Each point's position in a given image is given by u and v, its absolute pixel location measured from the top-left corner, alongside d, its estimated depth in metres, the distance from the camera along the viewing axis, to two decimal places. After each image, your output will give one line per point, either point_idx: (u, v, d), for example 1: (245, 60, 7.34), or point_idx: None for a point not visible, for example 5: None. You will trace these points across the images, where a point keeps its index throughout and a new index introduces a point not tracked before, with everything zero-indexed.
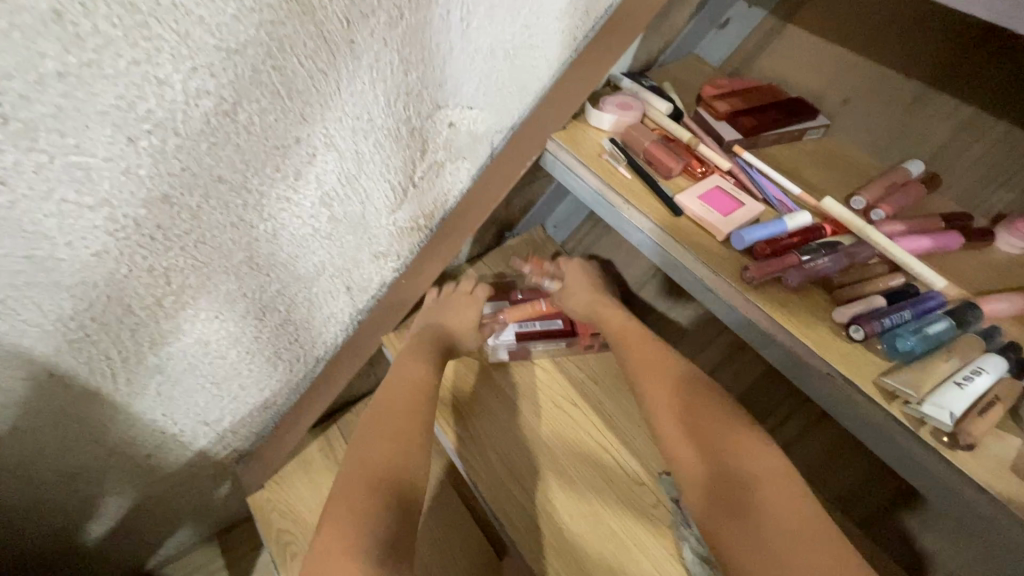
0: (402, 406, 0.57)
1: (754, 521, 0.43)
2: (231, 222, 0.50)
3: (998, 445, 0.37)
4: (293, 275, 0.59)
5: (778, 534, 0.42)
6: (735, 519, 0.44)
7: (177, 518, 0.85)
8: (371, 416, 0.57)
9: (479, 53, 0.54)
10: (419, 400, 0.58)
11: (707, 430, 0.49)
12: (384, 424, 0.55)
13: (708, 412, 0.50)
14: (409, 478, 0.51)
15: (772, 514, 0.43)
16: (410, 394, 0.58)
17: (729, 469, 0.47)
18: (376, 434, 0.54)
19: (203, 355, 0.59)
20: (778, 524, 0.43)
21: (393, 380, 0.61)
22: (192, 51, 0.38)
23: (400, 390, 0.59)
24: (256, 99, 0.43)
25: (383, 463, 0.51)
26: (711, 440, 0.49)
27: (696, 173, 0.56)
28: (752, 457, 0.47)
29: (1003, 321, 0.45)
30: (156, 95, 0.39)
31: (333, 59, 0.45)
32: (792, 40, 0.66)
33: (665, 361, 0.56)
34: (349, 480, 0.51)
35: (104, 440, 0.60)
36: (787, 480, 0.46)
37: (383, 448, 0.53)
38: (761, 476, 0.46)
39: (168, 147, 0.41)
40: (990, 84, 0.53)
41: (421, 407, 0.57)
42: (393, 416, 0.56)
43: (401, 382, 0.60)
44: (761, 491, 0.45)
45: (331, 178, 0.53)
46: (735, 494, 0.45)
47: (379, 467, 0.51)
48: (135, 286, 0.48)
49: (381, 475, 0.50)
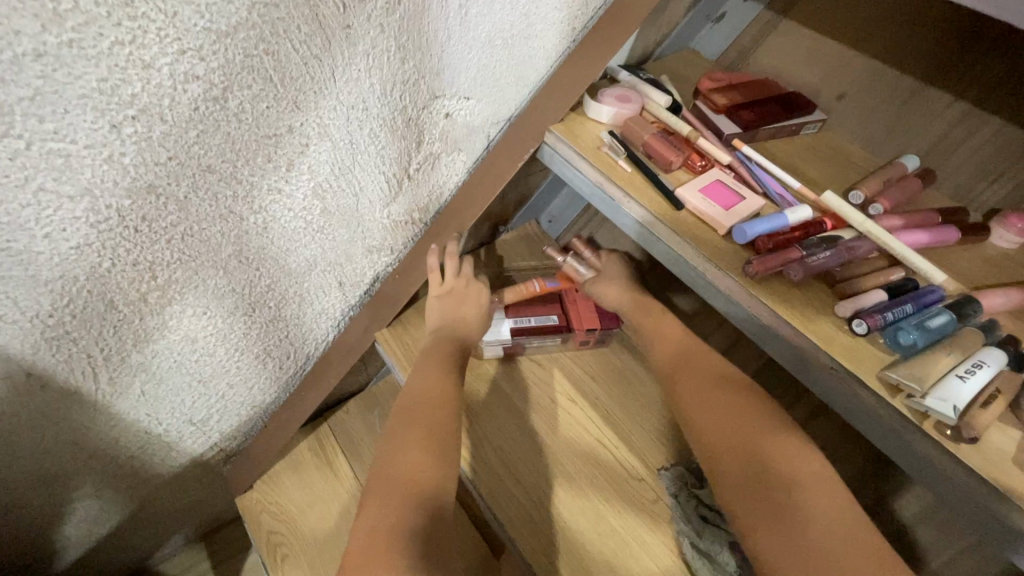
0: (423, 410, 0.56)
1: (795, 520, 0.43)
2: (220, 213, 0.48)
3: (999, 439, 0.38)
4: (283, 270, 0.57)
5: (819, 534, 0.42)
6: (775, 517, 0.43)
7: (162, 521, 0.82)
8: (393, 429, 0.55)
9: (476, 42, 0.52)
10: (437, 408, 0.56)
11: (742, 428, 0.48)
12: (408, 428, 0.54)
13: (741, 411, 0.50)
14: (436, 486, 0.51)
15: (813, 513, 0.43)
16: (433, 397, 0.57)
17: (771, 470, 0.46)
18: (400, 439, 0.53)
19: (189, 352, 0.57)
20: (819, 524, 0.42)
21: (413, 382, 0.60)
22: (180, 33, 0.36)
23: (423, 394, 0.58)
24: (247, 85, 0.41)
25: (409, 470, 0.51)
26: (747, 438, 0.48)
27: (696, 166, 0.55)
28: (789, 455, 0.46)
29: (999, 315, 0.45)
30: (142, 80, 0.37)
31: (328, 45, 0.43)
32: (787, 34, 0.67)
33: (697, 361, 0.56)
34: (378, 490, 0.50)
35: (84, 442, 0.58)
36: (825, 480, 0.45)
37: (409, 455, 0.52)
38: (799, 474, 0.45)
39: (155, 134, 0.40)
40: (984, 80, 0.53)
41: (435, 413, 0.56)
42: (415, 419, 0.55)
43: (422, 385, 0.59)
44: (800, 490, 0.44)
45: (324, 168, 0.51)
46: (774, 492, 0.44)
47: (405, 484, 0.50)
48: (118, 280, 0.46)
49: (409, 483, 0.50)
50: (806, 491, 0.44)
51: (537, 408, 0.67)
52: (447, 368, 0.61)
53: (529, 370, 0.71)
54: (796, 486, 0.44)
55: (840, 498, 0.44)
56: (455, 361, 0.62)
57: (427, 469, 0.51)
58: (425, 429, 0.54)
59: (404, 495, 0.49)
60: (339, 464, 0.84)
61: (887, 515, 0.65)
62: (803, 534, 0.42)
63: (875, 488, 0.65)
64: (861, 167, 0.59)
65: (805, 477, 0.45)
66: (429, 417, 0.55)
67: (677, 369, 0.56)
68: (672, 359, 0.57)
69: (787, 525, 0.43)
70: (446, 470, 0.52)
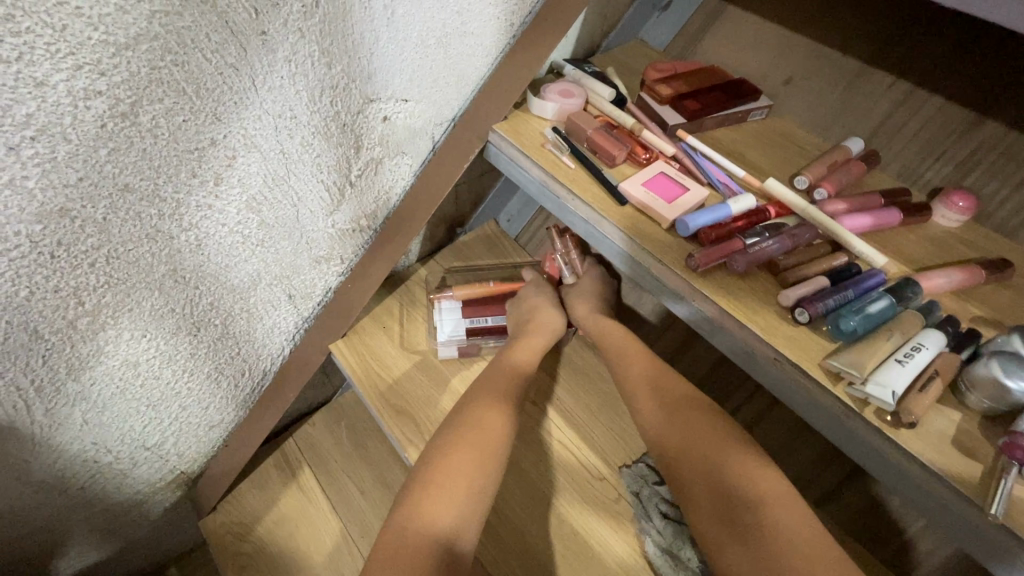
0: (466, 435, 0.54)
1: (763, 542, 0.43)
2: (146, 233, 0.46)
3: (939, 421, 0.38)
4: (226, 286, 0.55)
5: (791, 555, 0.42)
6: (745, 542, 0.44)
7: (125, 551, 0.79)
8: (432, 452, 0.53)
9: (409, 42, 0.51)
10: (482, 437, 0.54)
11: (708, 452, 0.50)
12: (449, 455, 0.52)
13: (710, 432, 0.51)
14: (465, 518, 0.49)
15: (784, 534, 0.43)
16: (483, 432, 0.54)
17: (734, 488, 0.47)
18: (433, 463, 0.52)
19: (132, 376, 0.55)
20: (789, 544, 0.42)
21: (464, 408, 0.57)
22: (72, 47, 0.34)
23: (474, 424, 0.55)
24: (158, 98, 0.39)
25: (438, 513, 0.48)
26: (714, 465, 0.49)
27: (641, 159, 0.55)
28: (751, 471, 0.47)
29: (942, 295, 0.45)
30: (36, 98, 0.34)
31: (242, 53, 0.41)
32: (733, 21, 0.66)
33: (665, 381, 0.57)
34: (406, 514, 0.48)
35: (27, 477, 0.55)
36: (795, 496, 0.45)
37: (445, 480, 0.50)
38: (767, 495, 0.45)
39: (59, 154, 0.37)
40: (924, 60, 0.53)
41: (472, 438, 0.53)
42: (456, 455, 0.52)
43: (475, 419, 0.55)
44: (770, 509, 0.44)
45: (255, 180, 0.49)
46: (742, 516, 0.45)
47: (438, 515, 0.48)
48: (40, 309, 0.44)
49: (440, 516, 0.48)
50: (777, 511, 0.44)
51: None
52: (494, 401, 0.58)
53: None
54: (762, 505, 0.45)
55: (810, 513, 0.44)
56: (494, 389, 0.60)
57: (461, 514, 0.49)
58: (469, 454, 0.52)
59: (431, 544, 0.46)
60: (306, 480, 0.82)
61: (846, 500, 0.66)
62: (768, 551, 0.43)
63: (838, 472, 0.66)
64: (806, 151, 0.58)
65: (774, 498, 0.45)
66: (473, 444, 0.53)
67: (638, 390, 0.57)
68: (636, 377, 0.59)
69: (756, 550, 0.43)
70: (476, 502, 0.50)
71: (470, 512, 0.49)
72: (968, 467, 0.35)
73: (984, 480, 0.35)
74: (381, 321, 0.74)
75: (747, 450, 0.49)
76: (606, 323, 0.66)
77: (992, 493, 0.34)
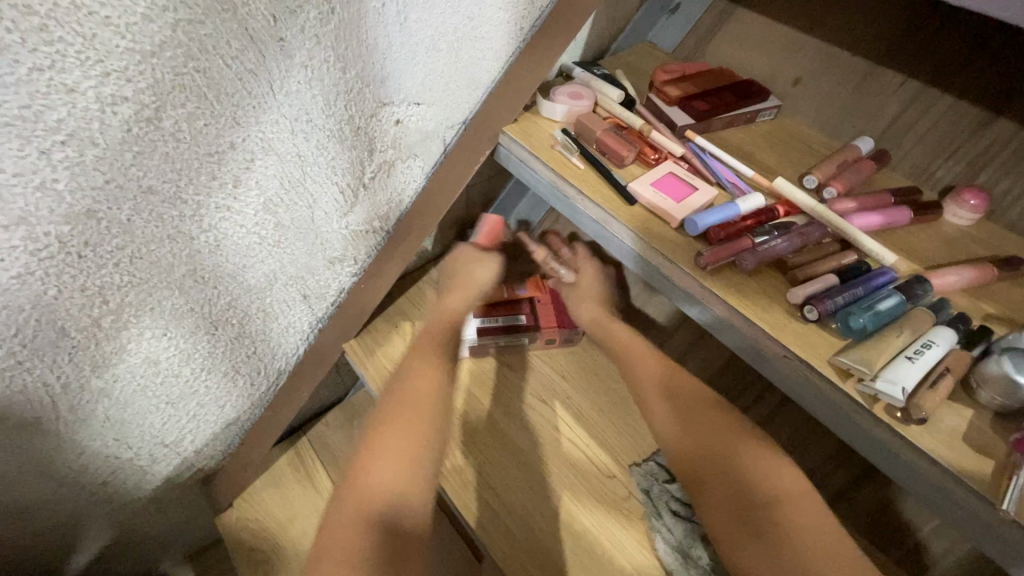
0: (404, 397, 0.56)
1: (775, 538, 0.44)
2: (168, 234, 0.47)
3: (951, 418, 0.38)
4: (243, 286, 0.57)
5: (802, 552, 0.42)
6: (757, 536, 0.44)
7: (144, 546, 0.81)
8: (374, 416, 0.56)
9: (421, 47, 0.52)
10: (417, 398, 0.56)
11: (721, 448, 0.50)
12: (386, 418, 0.54)
13: (724, 429, 0.51)
14: (406, 474, 0.50)
15: (796, 532, 0.43)
16: (417, 393, 0.57)
17: (748, 484, 0.47)
18: (374, 427, 0.54)
19: (153, 374, 0.57)
20: (801, 541, 0.43)
21: (403, 371, 0.60)
22: (101, 55, 0.35)
23: (411, 387, 0.57)
24: (180, 103, 0.41)
25: (375, 469, 0.50)
26: (730, 460, 0.49)
27: (650, 160, 0.55)
28: (764, 469, 0.48)
29: (953, 293, 0.45)
30: (67, 104, 0.36)
31: (261, 59, 0.43)
32: (740, 23, 0.67)
33: (679, 377, 0.58)
34: (350, 478, 0.51)
35: (52, 471, 0.57)
36: (809, 497, 0.46)
37: (381, 440, 0.52)
38: (782, 494, 0.46)
39: (87, 158, 0.39)
40: (934, 59, 0.53)
41: (404, 400, 0.56)
42: (393, 416, 0.54)
43: (410, 381, 0.58)
44: (783, 508, 0.45)
45: (272, 183, 0.51)
46: (754, 511, 0.46)
47: (374, 474, 0.50)
48: (68, 307, 0.45)
49: (379, 475, 0.50)
50: (790, 510, 0.45)
51: (509, 412, 0.67)
52: (429, 361, 0.61)
53: (500, 373, 0.71)
54: (775, 503, 0.45)
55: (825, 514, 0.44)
56: (428, 349, 0.62)
57: (400, 470, 0.50)
58: (404, 415, 0.54)
59: (378, 502, 0.48)
60: (320, 478, 0.84)
61: (859, 501, 0.65)
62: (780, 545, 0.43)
63: (850, 472, 0.66)
64: (816, 151, 0.59)
65: (787, 497, 0.46)
66: (409, 405, 0.55)
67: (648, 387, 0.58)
68: (647, 375, 0.59)
69: (767, 544, 0.44)
70: (417, 458, 0.52)
71: (412, 468, 0.51)
72: (980, 464, 0.35)
73: (997, 477, 0.35)
74: (394, 321, 0.76)
75: (765, 446, 0.50)
76: (609, 327, 0.66)
77: (1006, 490, 0.34)
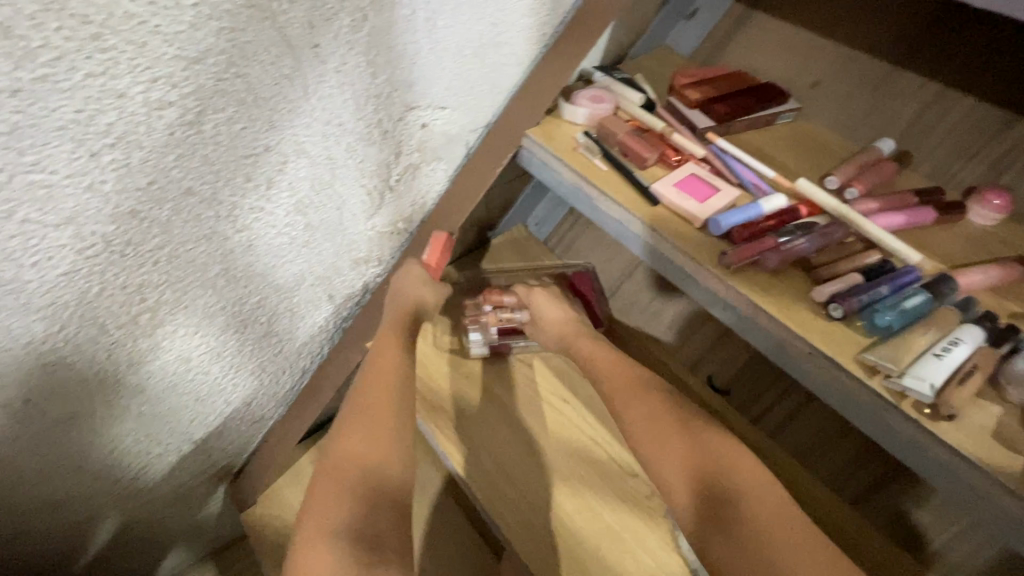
0: (375, 375, 0.56)
1: (743, 531, 0.43)
2: (204, 234, 0.49)
3: (979, 415, 0.38)
4: (272, 286, 0.58)
5: (768, 544, 0.42)
6: (724, 530, 0.43)
7: (169, 542, 0.83)
8: (350, 394, 0.55)
9: (447, 52, 0.53)
10: (386, 375, 0.56)
11: (697, 443, 0.49)
12: (360, 397, 0.54)
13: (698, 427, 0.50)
14: (384, 453, 0.51)
15: (762, 524, 0.43)
16: (385, 370, 0.56)
17: (724, 481, 0.46)
18: (350, 407, 0.54)
19: (184, 371, 0.58)
20: (767, 534, 0.43)
21: (374, 350, 0.59)
22: (150, 62, 0.37)
23: (379, 364, 0.57)
24: (221, 108, 0.42)
25: (353, 449, 0.50)
26: (696, 452, 0.48)
27: (671, 162, 0.56)
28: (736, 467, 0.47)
29: (978, 292, 0.46)
30: (117, 109, 0.38)
31: (297, 65, 0.44)
32: (758, 26, 0.67)
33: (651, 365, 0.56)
34: (329, 458, 0.51)
35: (86, 466, 0.58)
36: (769, 488, 0.46)
37: (357, 420, 0.52)
38: (744, 487, 0.46)
39: (133, 160, 0.41)
40: (956, 61, 0.53)
41: (375, 377, 0.56)
42: (366, 395, 0.54)
43: (378, 358, 0.57)
44: (756, 507, 0.44)
45: (304, 185, 0.52)
46: (730, 508, 0.44)
47: (352, 453, 0.50)
48: (109, 305, 0.47)
49: (356, 454, 0.50)
50: (752, 501, 0.45)
51: (531, 411, 0.68)
52: (399, 340, 0.60)
53: (521, 373, 0.72)
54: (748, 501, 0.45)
55: (786, 505, 0.45)
56: (399, 330, 0.61)
57: (377, 448, 0.51)
58: (377, 393, 0.54)
59: (356, 480, 0.49)
60: None
61: (882, 500, 0.66)
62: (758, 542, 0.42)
63: (871, 471, 0.66)
64: (836, 152, 0.59)
65: (749, 489, 0.46)
66: (381, 383, 0.55)
67: (623, 376, 0.56)
68: (617, 368, 0.57)
69: (736, 537, 0.43)
70: (391, 434, 0.52)
71: (390, 446, 0.51)
72: (1010, 461, 0.35)
73: None
74: None
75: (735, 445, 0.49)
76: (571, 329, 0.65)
77: None
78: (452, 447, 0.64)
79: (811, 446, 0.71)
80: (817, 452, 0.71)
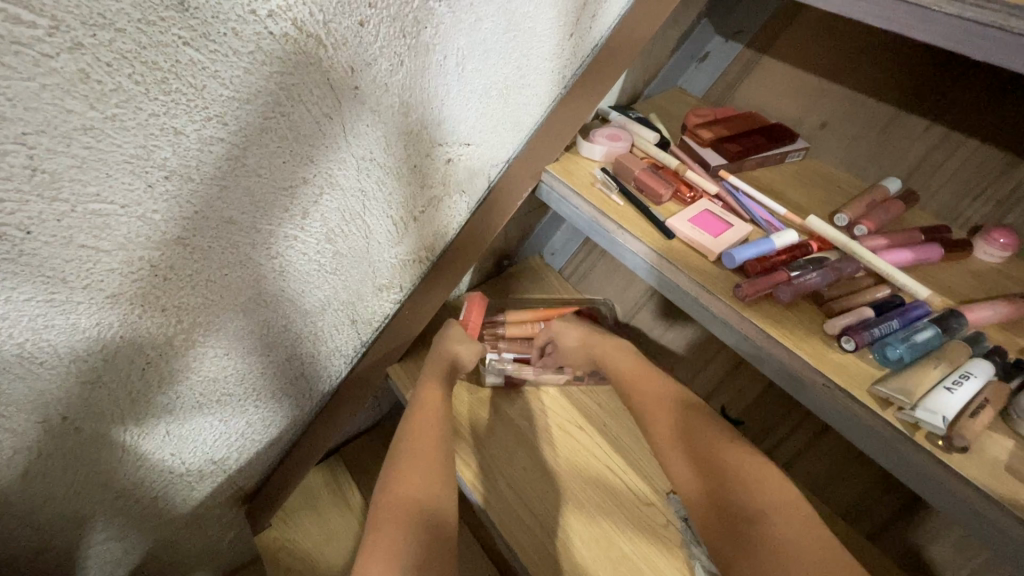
0: (422, 417, 0.60)
1: (762, 546, 0.44)
2: (240, 260, 0.51)
3: (993, 447, 0.39)
4: (299, 311, 0.60)
5: (771, 545, 0.44)
6: (744, 545, 0.45)
7: (182, 565, 0.83)
8: (399, 437, 0.59)
9: (474, 94, 0.57)
10: (434, 418, 0.60)
11: (692, 446, 0.52)
12: (413, 438, 0.58)
13: (692, 427, 0.54)
14: (437, 492, 0.53)
15: (782, 541, 0.44)
16: (431, 413, 0.61)
17: (718, 472, 0.50)
18: (402, 446, 0.57)
19: (211, 391, 0.60)
20: (763, 529, 0.45)
21: (417, 395, 0.63)
22: (206, 102, 0.40)
23: (424, 406, 0.62)
24: (265, 144, 0.45)
25: (409, 483, 0.53)
26: (705, 462, 0.51)
27: (685, 198, 0.58)
28: (729, 457, 0.50)
29: (988, 327, 0.47)
30: (172, 145, 0.40)
31: (338, 105, 0.47)
32: (767, 70, 0.71)
33: (667, 393, 0.58)
34: (385, 493, 0.52)
35: (112, 483, 0.60)
36: (763, 475, 0.49)
37: (411, 459, 0.55)
38: (762, 496, 0.47)
39: (184, 192, 0.43)
40: (958, 105, 0.56)
41: (424, 420, 0.60)
42: (416, 436, 0.58)
43: (423, 401, 0.62)
44: (748, 496, 0.48)
45: (334, 215, 0.55)
46: (728, 501, 0.48)
47: (410, 490, 0.52)
48: (149, 325, 0.49)
49: (413, 490, 0.52)
50: (749, 495, 0.48)
51: (548, 438, 0.69)
52: (440, 387, 0.65)
53: (538, 399, 0.73)
54: (740, 490, 0.48)
55: (782, 487, 0.48)
56: (441, 377, 0.66)
57: (430, 484, 0.54)
58: (426, 434, 0.58)
59: (414, 512, 0.50)
60: (354, 500, 0.91)
61: (898, 534, 0.66)
62: (751, 529, 0.46)
63: (887, 503, 0.67)
64: (845, 190, 0.62)
65: (777, 508, 0.46)
66: (429, 425, 0.60)
67: (643, 406, 0.58)
68: (645, 395, 0.59)
69: (751, 553, 0.45)
70: (439, 472, 0.55)
71: (438, 483, 0.54)
72: None
73: None
74: None
75: (737, 446, 0.52)
76: (604, 341, 0.68)
77: None
78: (470, 472, 0.65)
79: (825, 479, 0.71)
80: (832, 484, 0.71)
